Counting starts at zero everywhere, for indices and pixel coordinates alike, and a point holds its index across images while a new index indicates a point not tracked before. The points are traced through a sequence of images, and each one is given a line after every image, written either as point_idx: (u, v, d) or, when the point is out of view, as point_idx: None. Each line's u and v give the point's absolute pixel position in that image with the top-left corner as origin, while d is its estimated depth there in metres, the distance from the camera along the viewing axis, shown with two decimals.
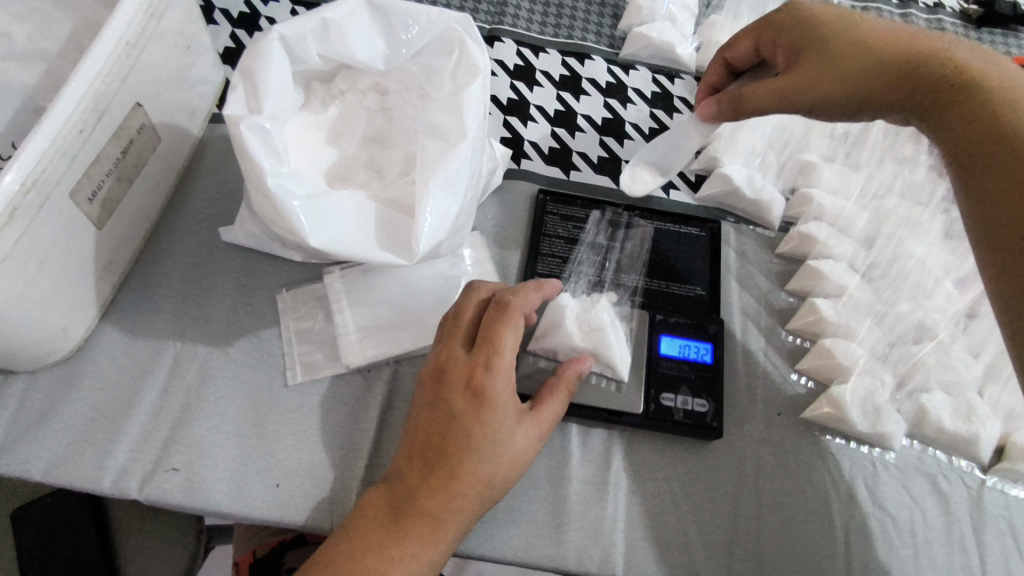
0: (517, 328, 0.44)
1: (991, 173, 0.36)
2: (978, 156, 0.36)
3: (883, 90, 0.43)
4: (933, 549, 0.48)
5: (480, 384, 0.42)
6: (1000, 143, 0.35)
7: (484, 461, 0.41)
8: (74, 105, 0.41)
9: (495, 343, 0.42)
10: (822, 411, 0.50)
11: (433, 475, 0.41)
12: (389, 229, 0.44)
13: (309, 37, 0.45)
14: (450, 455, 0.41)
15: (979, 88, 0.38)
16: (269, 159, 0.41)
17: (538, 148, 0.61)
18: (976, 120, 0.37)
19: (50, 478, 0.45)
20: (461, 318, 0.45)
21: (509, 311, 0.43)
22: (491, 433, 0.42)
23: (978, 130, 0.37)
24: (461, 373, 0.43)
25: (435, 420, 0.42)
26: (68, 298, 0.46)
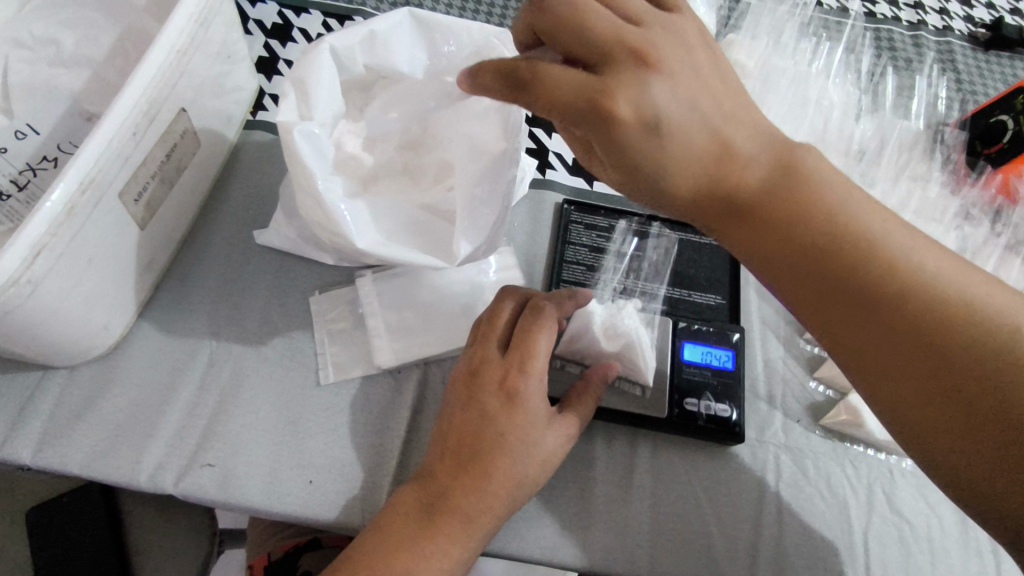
0: (550, 333, 0.46)
1: (886, 329, 0.35)
2: (870, 308, 0.36)
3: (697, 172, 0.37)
4: (950, 555, 0.49)
5: (514, 385, 0.44)
6: (883, 303, 0.35)
7: (517, 459, 0.43)
8: (129, 109, 0.43)
9: (531, 346, 0.45)
10: (840, 418, 0.52)
11: (467, 472, 0.42)
12: (428, 234, 0.46)
13: (356, 48, 0.47)
14: (484, 454, 0.43)
15: (860, 251, 0.36)
16: (318, 164, 0.42)
17: (563, 159, 0.63)
18: (813, 260, 0.37)
19: (88, 471, 0.46)
20: (495, 321, 0.47)
21: (543, 316, 0.46)
22: (524, 433, 0.44)
23: (825, 281, 0.37)
24: (495, 374, 0.45)
25: (470, 420, 0.44)
26: (112, 296, 0.47)
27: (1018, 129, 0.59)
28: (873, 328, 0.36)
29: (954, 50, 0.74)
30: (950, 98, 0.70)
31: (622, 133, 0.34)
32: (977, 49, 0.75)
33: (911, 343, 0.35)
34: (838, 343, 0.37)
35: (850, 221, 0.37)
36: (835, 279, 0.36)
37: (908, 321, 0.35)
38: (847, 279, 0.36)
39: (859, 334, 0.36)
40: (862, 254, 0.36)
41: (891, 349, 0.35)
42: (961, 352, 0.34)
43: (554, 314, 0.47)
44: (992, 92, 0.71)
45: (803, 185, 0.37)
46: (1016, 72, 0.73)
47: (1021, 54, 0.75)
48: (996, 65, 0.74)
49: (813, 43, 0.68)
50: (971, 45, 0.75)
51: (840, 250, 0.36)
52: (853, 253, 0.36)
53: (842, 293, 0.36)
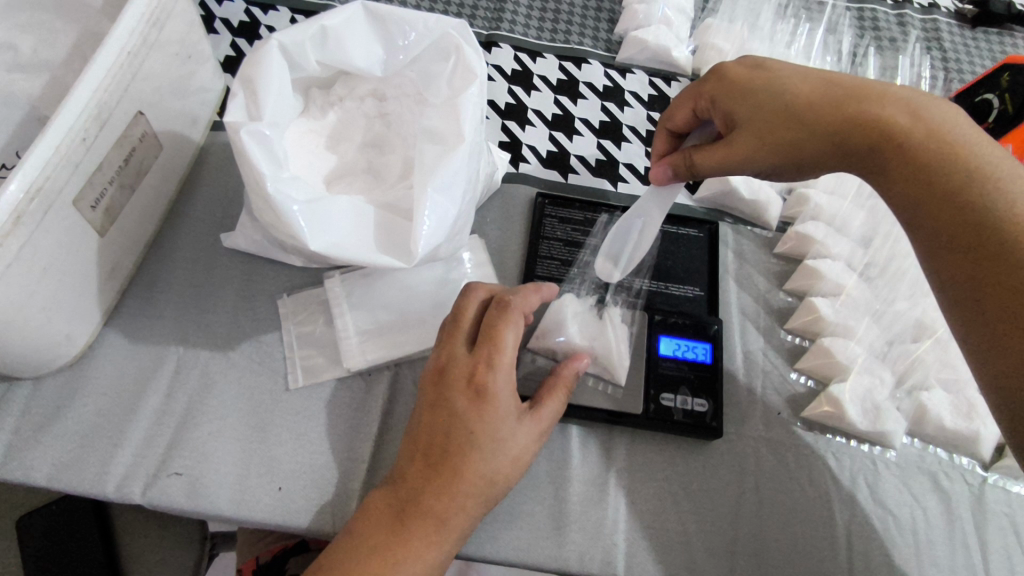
0: (518, 326, 0.44)
1: (959, 245, 0.38)
2: (945, 215, 0.38)
3: (819, 155, 0.43)
4: (935, 548, 0.48)
5: (483, 381, 0.42)
6: (972, 226, 0.37)
7: (487, 459, 0.41)
8: (78, 113, 0.42)
9: (498, 340, 0.43)
10: (822, 410, 0.51)
11: (436, 474, 0.41)
12: (387, 234, 0.45)
13: (308, 45, 0.46)
14: (453, 453, 0.41)
15: (957, 155, 0.39)
16: (269, 164, 0.41)
17: (536, 152, 0.62)
18: (920, 184, 0.40)
19: (54, 483, 0.45)
20: (461, 318, 0.45)
21: (510, 310, 0.44)
22: (492, 431, 0.42)
23: (921, 191, 0.40)
24: (463, 371, 0.43)
25: (438, 420, 0.42)
26: (73, 303, 0.47)
27: (1003, 107, 0.58)
28: (957, 248, 0.38)
29: (940, 28, 0.72)
30: (935, 78, 0.68)
31: (893, 127, 0.41)
32: (964, 26, 0.73)
33: (972, 255, 0.37)
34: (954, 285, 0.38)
35: (947, 150, 0.39)
36: (936, 203, 0.39)
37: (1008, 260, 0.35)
38: (949, 202, 0.38)
39: (939, 253, 0.39)
40: (957, 168, 0.39)
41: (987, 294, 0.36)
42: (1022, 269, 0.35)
43: (522, 307, 0.45)
44: (979, 70, 0.69)
45: (881, 121, 0.41)
46: (1004, 49, 0.71)
47: (1010, 30, 0.73)
48: (983, 42, 0.72)
49: (791, 25, 0.69)
50: (959, 22, 0.73)
51: (942, 165, 0.39)
52: (969, 182, 0.38)
53: (954, 214, 0.38)
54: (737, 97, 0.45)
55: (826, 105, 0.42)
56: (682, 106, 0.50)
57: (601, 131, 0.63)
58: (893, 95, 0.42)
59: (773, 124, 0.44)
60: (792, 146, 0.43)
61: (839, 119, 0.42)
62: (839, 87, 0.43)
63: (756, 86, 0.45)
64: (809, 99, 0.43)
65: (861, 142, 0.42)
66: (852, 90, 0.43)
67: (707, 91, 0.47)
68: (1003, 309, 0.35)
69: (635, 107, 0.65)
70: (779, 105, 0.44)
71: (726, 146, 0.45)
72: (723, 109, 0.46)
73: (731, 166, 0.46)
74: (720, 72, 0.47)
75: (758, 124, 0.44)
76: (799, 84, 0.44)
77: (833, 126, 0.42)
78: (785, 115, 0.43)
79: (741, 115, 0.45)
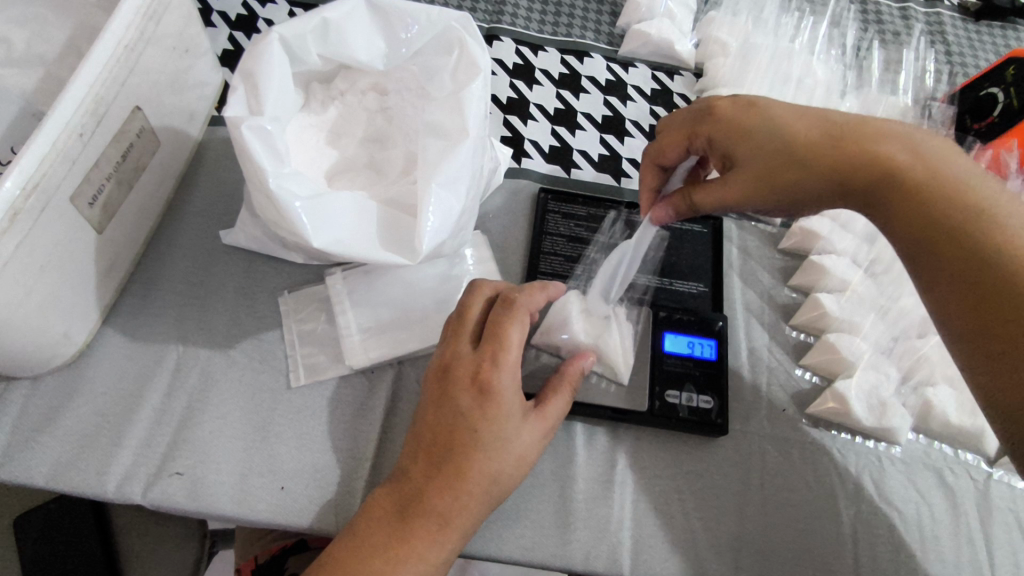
0: (523, 325, 0.44)
1: (964, 287, 0.38)
2: (950, 257, 0.38)
3: (820, 193, 0.44)
4: (940, 544, 0.48)
5: (487, 379, 0.42)
6: (975, 267, 0.37)
7: (491, 457, 0.41)
8: (74, 108, 0.41)
9: (503, 338, 0.42)
10: (827, 407, 0.50)
11: (440, 473, 0.40)
12: (391, 231, 0.44)
13: (308, 38, 0.45)
14: (457, 452, 0.41)
15: (956, 193, 0.39)
16: (270, 160, 0.41)
17: (538, 147, 0.61)
18: (923, 224, 0.40)
19: (53, 483, 0.45)
20: (466, 316, 0.45)
21: (515, 308, 0.44)
22: (497, 429, 0.41)
23: (923, 233, 0.40)
24: (467, 369, 0.42)
25: (442, 418, 0.42)
26: (70, 301, 0.46)
27: (1007, 101, 0.57)
28: (962, 290, 0.38)
29: (944, 21, 0.71)
30: (939, 72, 0.67)
31: (892, 164, 0.41)
32: (968, 19, 0.72)
33: (978, 298, 0.37)
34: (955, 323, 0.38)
35: (949, 188, 0.39)
36: (940, 244, 0.39)
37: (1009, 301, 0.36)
38: (952, 243, 0.38)
39: (945, 294, 0.39)
40: (959, 207, 0.39)
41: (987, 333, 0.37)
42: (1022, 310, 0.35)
43: (526, 305, 0.45)
44: (983, 63, 0.69)
45: (880, 159, 0.41)
46: (1008, 42, 0.71)
47: (1014, 23, 0.72)
48: (987, 35, 0.71)
49: (795, 18, 0.69)
50: (962, 15, 0.72)
51: (942, 204, 0.39)
52: (972, 222, 0.38)
53: (955, 253, 0.38)
54: (735, 137, 0.45)
55: (827, 143, 0.42)
56: (676, 141, 0.50)
57: (604, 125, 0.63)
58: (891, 131, 0.42)
59: (773, 164, 0.44)
60: (793, 186, 0.44)
61: (839, 158, 0.42)
62: (837, 126, 0.43)
63: (754, 126, 0.45)
64: (808, 139, 0.43)
65: (863, 181, 0.42)
66: (850, 128, 0.43)
67: (704, 128, 0.47)
68: (1003, 350, 0.36)
69: (638, 101, 0.64)
70: (779, 145, 0.44)
71: (725, 186, 0.46)
72: (721, 147, 0.46)
73: (729, 205, 0.46)
74: (716, 110, 0.47)
75: (757, 165, 0.44)
76: (797, 123, 0.44)
77: (834, 165, 0.42)
78: (785, 155, 0.43)
79: (740, 155, 0.45)
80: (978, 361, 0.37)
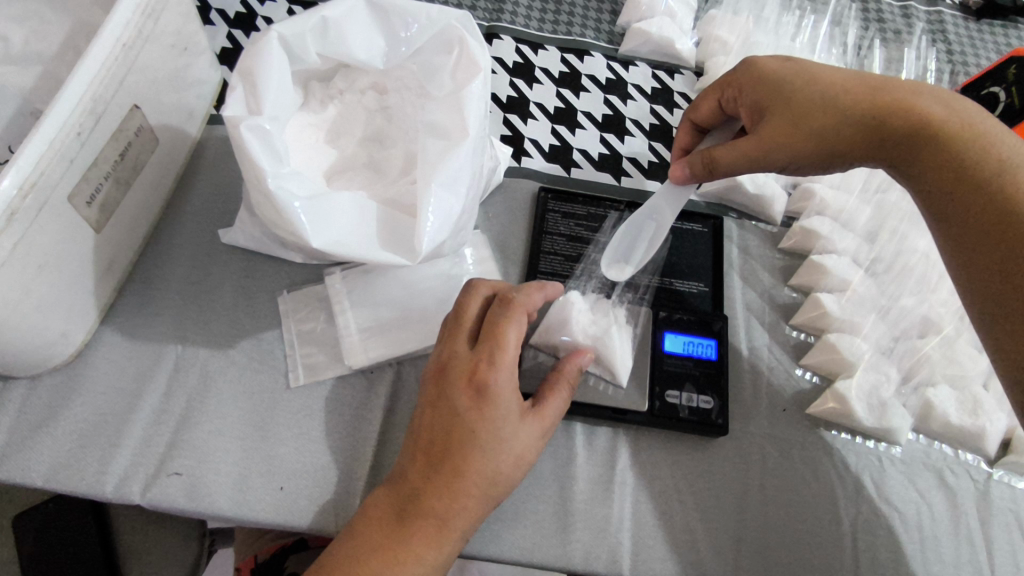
0: (520, 324, 0.44)
1: (984, 231, 0.39)
2: (977, 206, 0.40)
3: (850, 146, 0.45)
4: (940, 543, 0.48)
5: (483, 380, 0.41)
6: (996, 212, 0.39)
7: (488, 458, 0.41)
8: (72, 106, 0.41)
9: (499, 338, 0.42)
10: (827, 407, 0.50)
11: (437, 475, 0.40)
12: (391, 230, 0.44)
13: (308, 37, 0.45)
14: (455, 453, 0.41)
15: (982, 147, 0.41)
16: (269, 159, 0.41)
17: (538, 146, 0.61)
18: (950, 174, 0.41)
19: (51, 484, 0.45)
20: (463, 315, 0.45)
21: (512, 307, 0.44)
22: (494, 429, 0.41)
23: (948, 181, 0.41)
24: (464, 369, 0.42)
25: (438, 419, 0.42)
26: (68, 302, 0.46)
27: (1009, 100, 0.57)
28: (981, 234, 0.39)
29: (945, 19, 0.71)
30: (940, 71, 0.67)
31: (923, 118, 0.42)
32: (969, 18, 0.72)
33: (996, 240, 0.39)
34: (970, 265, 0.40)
35: (977, 142, 0.41)
36: (966, 191, 0.40)
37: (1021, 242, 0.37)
38: (976, 190, 0.40)
39: (962, 238, 0.40)
40: (987, 157, 0.40)
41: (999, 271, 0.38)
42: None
43: (524, 304, 0.45)
44: (985, 62, 0.68)
45: (914, 112, 0.43)
46: (1010, 41, 0.71)
47: (1015, 22, 0.72)
48: (988, 34, 0.71)
49: (796, 16, 0.68)
50: (964, 14, 0.72)
51: (969, 155, 0.41)
52: (999, 173, 0.39)
53: (977, 200, 0.40)
54: (769, 88, 0.46)
55: (863, 94, 0.44)
56: (708, 97, 0.51)
57: (603, 124, 0.62)
58: (924, 91, 0.44)
59: (808, 110, 0.45)
60: (827, 133, 0.44)
61: (874, 109, 0.43)
62: (874, 81, 0.44)
63: (790, 78, 0.46)
64: (845, 91, 0.44)
65: (896, 131, 0.43)
66: (886, 84, 0.44)
67: (738, 82, 0.48)
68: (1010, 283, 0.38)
69: (638, 100, 0.64)
70: (814, 93, 0.45)
71: (754, 138, 0.46)
72: (755, 102, 0.47)
73: (756, 158, 0.46)
74: (751, 64, 0.48)
75: (792, 114, 0.45)
76: (835, 78, 0.45)
77: (870, 114, 0.43)
78: (822, 102, 0.44)
79: (773, 104, 0.46)
80: (994, 304, 0.39)
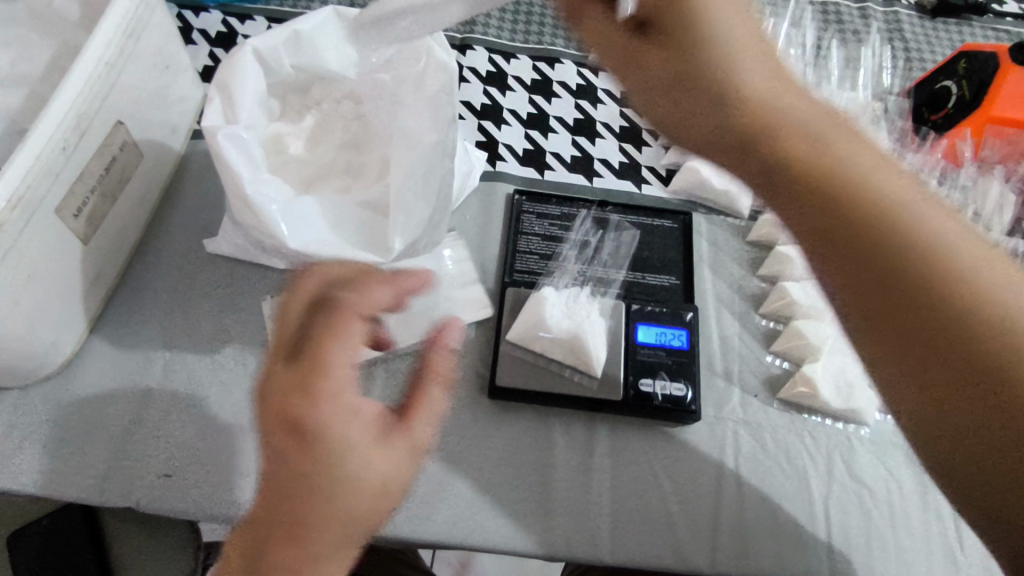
0: (349, 339, 0.39)
1: (883, 285, 0.30)
2: (865, 251, 0.30)
3: (687, 125, 0.37)
4: (910, 519, 0.49)
5: (298, 416, 0.36)
6: (906, 265, 0.29)
7: (335, 503, 0.36)
8: (56, 123, 0.43)
9: (319, 356, 0.37)
10: (798, 390, 0.52)
11: (287, 525, 0.35)
12: (368, 230, 0.46)
13: (281, 50, 0.47)
14: (299, 507, 0.35)
15: (836, 177, 0.32)
16: (247, 167, 0.43)
17: (513, 150, 0.63)
18: (801, 194, 0.33)
19: (46, 489, 0.46)
20: (286, 330, 0.39)
21: (336, 317, 0.39)
22: (332, 469, 0.36)
23: (808, 190, 0.32)
24: (277, 402, 0.37)
25: (284, 462, 0.36)
26: (57, 312, 0.47)
27: (961, 93, 0.60)
28: (886, 291, 0.30)
29: (901, 19, 0.74)
30: (896, 67, 0.70)
31: (732, 107, 0.35)
32: (924, 18, 0.75)
33: (893, 298, 0.30)
34: (870, 341, 0.30)
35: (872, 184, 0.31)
36: (829, 222, 0.31)
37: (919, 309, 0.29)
38: (891, 261, 0.30)
39: (864, 294, 0.30)
40: (838, 189, 0.32)
41: (913, 335, 0.29)
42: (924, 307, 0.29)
43: (359, 312, 0.39)
44: (940, 58, 0.71)
45: (748, 98, 0.35)
46: (964, 38, 0.73)
47: (969, 19, 0.75)
48: (943, 32, 0.74)
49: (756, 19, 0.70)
50: (919, 13, 0.75)
51: (828, 178, 0.32)
52: (865, 207, 0.31)
53: (856, 243, 0.31)
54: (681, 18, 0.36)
55: (759, 67, 0.36)
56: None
57: (576, 128, 0.65)
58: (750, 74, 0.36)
59: (683, 78, 0.37)
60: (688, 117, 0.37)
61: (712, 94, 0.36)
62: (717, 40, 0.36)
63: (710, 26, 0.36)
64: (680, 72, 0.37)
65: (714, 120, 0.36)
66: (721, 50, 0.36)
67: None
68: (952, 349, 0.28)
69: (608, 104, 0.66)
70: (728, 56, 0.36)
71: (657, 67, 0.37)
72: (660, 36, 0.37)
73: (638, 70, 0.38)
74: None
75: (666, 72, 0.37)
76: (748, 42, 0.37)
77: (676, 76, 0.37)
78: (716, 78, 0.36)
79: (694, 43, 0.36)
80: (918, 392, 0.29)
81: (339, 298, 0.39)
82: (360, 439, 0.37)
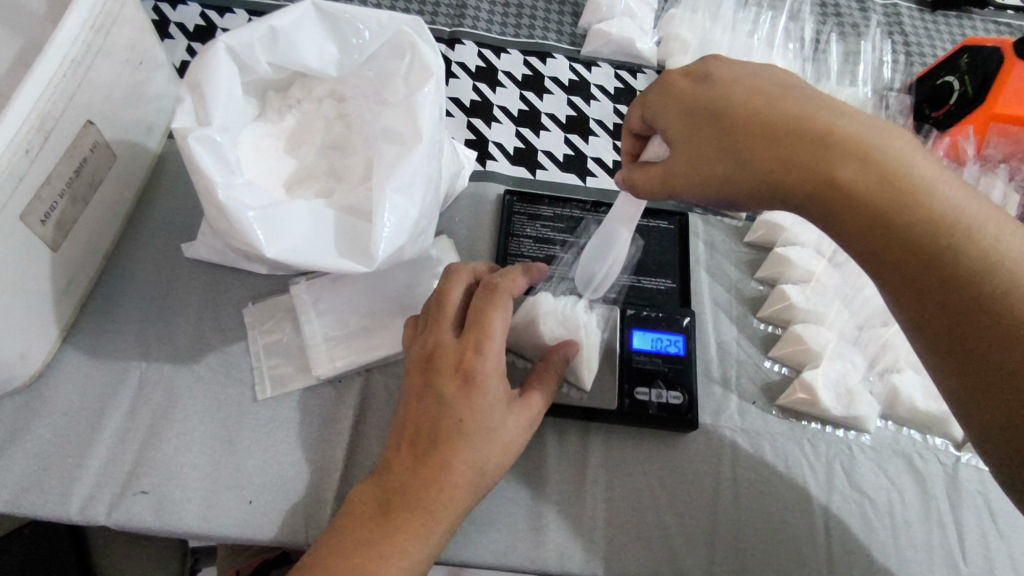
0: (506, 312, 0.43)
1: (944, 302, 0.33)
2: (945, 267, 0.32)
3: (744, 190, 0.38)
4: (912, 529, 0.48)
5: (470, 367, 0.40)
6: (973, 274, 0.32)
7: (476, 448, 0.40)
8: (19, 124, 0.40)
9: (486, 326, 0.41)
10: (796, 397, 0.51)
11: (425, 466, 0.39)
12: (349, 237, 0.44)
13: (257, 47, 0.45)
14: (441, 443, 0.39)
15: (859, 202, 0.34)
16: (220, 171, 0.41)
17: (503, 149, 0.61)
18: (873, 224, 0.34)
19: (14, 508, 0.44)
20: (444, 306, 0.44)
21: (498, 293, 0.43)
22: (482, 418, 0.40)
23: (878, 228, 0.34)
24: (451, 357, 0.41)
25: (424, 408, 0.41)
26: (25, 322, 0.45)
27: (963, 89, 0.58)
28: (937, 304, 0.33)
29: (901, 12, 0.72)
30: (895, 62, 0.69)
31: (811, 162, 0.35)
32: (924, 11, 0.73)
33: (964, 305, 0.32)
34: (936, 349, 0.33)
35: (958, 211, 0.33)
36: (919, 247, 0.33)
37: (964, 304, 0.32)
38: (949, 271, 0.32)
39: (931, 305, 0.33)
40: (901, 215, 0.33)
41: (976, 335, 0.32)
42: (982, 315, 0.31)
43: (508, 291, 0.44)
44: (941, 52, 0.70)
45: (821, 165, 0.35)
46: (965, 32, 0.72)
47: (969, 13, 0.73)
48: (944, 25, 0.72)
49: (752, 13, 0.69)
50: (918, 6, 0.73)
51: (901, 212, 0.33)
52: (936, 229, 0.33)
53: (913, 260, 0.33)
54: (680, 112, 0.40)
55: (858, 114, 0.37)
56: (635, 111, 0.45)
57: (568, 126, 0.63)
58: (837, 127, 0.35)
59: (744, 129, 0.37)
60: (733, 179, 0.38)
61: (777, 170, 0.36)
62: (734, 110, 0.38)
63: (705, 100, 0.39)
64: (750, 138, 0.37)
65: (797, 177, 0.35)
66: (759, 111, 0.37)
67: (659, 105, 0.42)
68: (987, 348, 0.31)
69: (602, 100, 0.64)
70: (735, 116, 0.38)
71: (660, 167, 0.41)
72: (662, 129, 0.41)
73: (672, 181, 0.40)
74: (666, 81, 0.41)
75: (693, 150, 0.39)
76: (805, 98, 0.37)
77: (760, 160, 0.36)
78: (758, 129, 0.37)
79: (677, 134, 0.40)
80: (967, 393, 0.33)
81: (434, 296, 0.45)
82: (495, 402, 0.41)
